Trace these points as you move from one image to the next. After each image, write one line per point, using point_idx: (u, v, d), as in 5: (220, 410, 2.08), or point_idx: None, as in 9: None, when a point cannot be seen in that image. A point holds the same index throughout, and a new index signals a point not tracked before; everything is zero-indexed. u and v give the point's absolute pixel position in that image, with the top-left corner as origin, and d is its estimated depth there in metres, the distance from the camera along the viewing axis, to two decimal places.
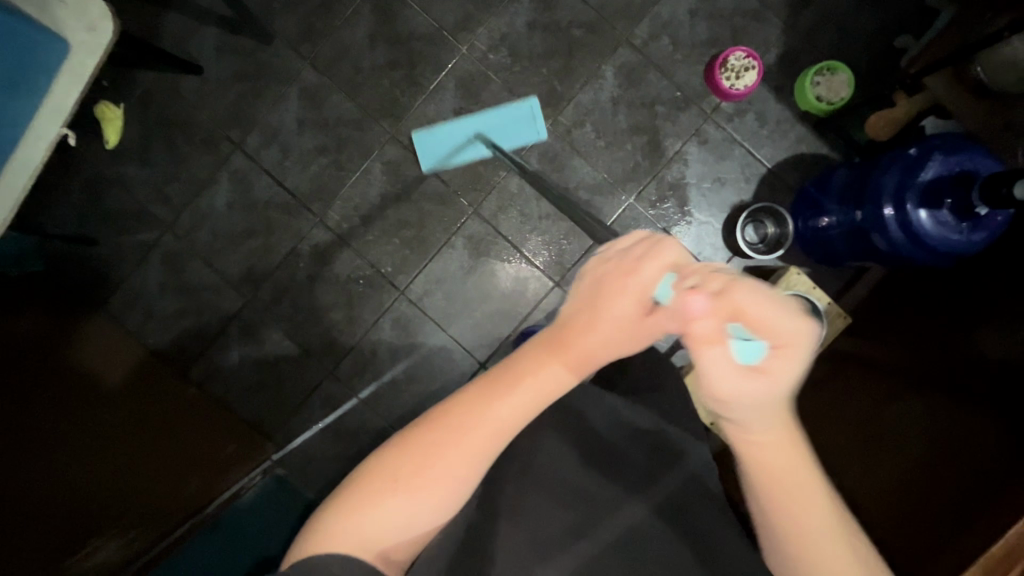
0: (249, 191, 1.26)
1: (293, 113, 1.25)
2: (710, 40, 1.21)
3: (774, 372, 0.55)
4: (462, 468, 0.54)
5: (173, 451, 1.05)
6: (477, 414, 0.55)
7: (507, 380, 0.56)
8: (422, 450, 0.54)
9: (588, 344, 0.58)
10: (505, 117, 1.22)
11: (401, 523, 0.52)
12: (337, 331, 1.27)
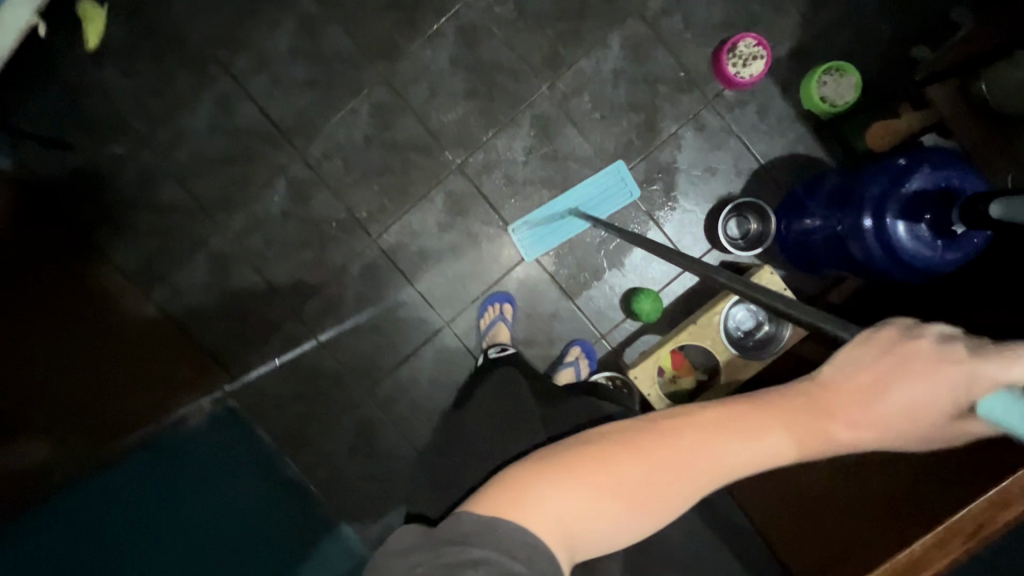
0: (232, 116, 1.22)
1: (285, 40, 1.21)
2: (723, 23, 1.16)
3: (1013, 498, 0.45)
4: (676, 497, 0.51)
5: (113, 368, 1.03)
6: (698, 448, 0.50)
7: (745, 424, 0.51)
8: (624, 458, 0.50)
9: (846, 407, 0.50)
10: (597, 186, 1.20)
11: (583, 524, 0.50)
12: (305, 271, 1.25)
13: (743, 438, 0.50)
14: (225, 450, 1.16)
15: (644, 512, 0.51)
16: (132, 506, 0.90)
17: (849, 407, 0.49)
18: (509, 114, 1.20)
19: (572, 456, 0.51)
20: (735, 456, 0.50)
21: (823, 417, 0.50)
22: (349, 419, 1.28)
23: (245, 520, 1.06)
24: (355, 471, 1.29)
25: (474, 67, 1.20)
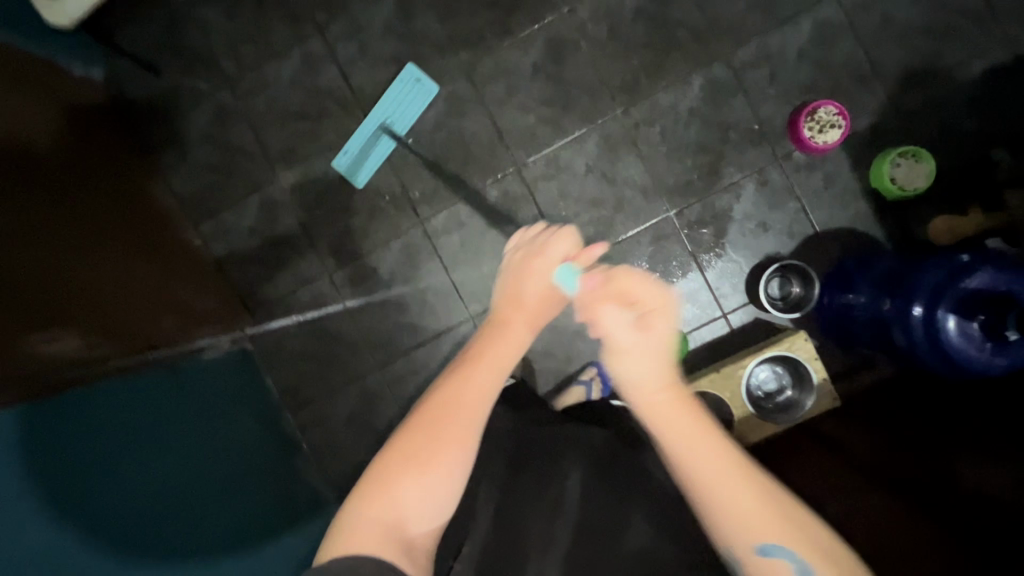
0: (314, 74, 1.26)
1: (382, 15, 1.25)
2: (808, 86, 1.17)
3: (651, 331, 0.65)
4: (451, 460, 0.64)
5: (144, 287, 1.06)
6: (446, 409, 0.64)
7: (462, 369, 0.67)
8: (420, 435, 0.64)
9: (517, 323, 0.72)
10: (395, 98, 1.23)
11: (410, 505, 0.62)
12: (348, 236, 1.27)
13: (484, 372, 0.67)
14: (228, 387, 1.17)
15: (452, 457, 0.64)
16: (133, 416, 0.91)
17: (543, 313, 0.73)
18: (578, 129, 1.22)
19: (380, 459, 0.64)
20: (482, 383, 0.67)
21: (516, 330, 0.71)
22: (356, 388, 1.29)
23: (232, 460, 1.07)
24: (350, 440, 1.29)
25: (554, 77, 1.22)
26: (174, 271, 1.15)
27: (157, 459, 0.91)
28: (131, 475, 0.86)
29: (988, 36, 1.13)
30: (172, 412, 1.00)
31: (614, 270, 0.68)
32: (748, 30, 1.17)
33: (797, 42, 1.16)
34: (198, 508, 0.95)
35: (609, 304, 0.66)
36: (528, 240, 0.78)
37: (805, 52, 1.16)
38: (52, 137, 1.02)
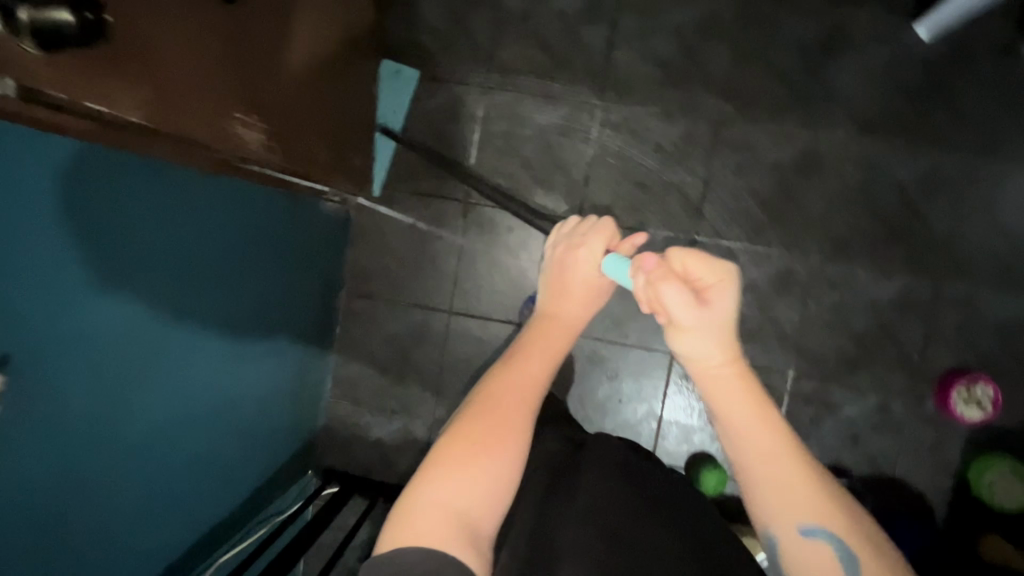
0: (585, 23, 1.17)
1: (682, 15, 1.15)
2: (984, 357, 1.14)
3: (715, 299, 0.61)
4: (517, 438, 0.59)
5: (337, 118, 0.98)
6: (510, 386, 0.62)
7: (526, 349, 0.67)
8: (477, 418, 0.59)
9: (568, 313, 0.72)
10: (384, 93, 1.19)
11: (470, 495, 0.54)
12: (506, 185, 1.21)
13: (535, 359, 0.66)
14: (313, 236, 1.09)
15: (514, 440, 0.59)
16: (218, 228, 0.79)
17: (566, 303, 0.73)
18: (772, 245, 1.16)
19: (436, 452, 0.57)
20: (535, 368, 0.65)
21: (557, 334, 0.70)
22: (419, 316, 1.24)
23: (278, 312, 1.01)
24: (381, 357, 1.25)
25: (786, 186, 1.15)
26: (354, 108, 1.05)
27: (228, 276, 0.83)
28: (209, 288, 0.79)
29: None
30: (262, 239, 0.91)
31: (574, 232, 0.79)
32: (974, 272, 1.13)
33: (1003, 313, 1.13)
34: (239, 349, 0.90)
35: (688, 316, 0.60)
36: (569, 233, 0.79)
37: (1004, 327, 1.13)
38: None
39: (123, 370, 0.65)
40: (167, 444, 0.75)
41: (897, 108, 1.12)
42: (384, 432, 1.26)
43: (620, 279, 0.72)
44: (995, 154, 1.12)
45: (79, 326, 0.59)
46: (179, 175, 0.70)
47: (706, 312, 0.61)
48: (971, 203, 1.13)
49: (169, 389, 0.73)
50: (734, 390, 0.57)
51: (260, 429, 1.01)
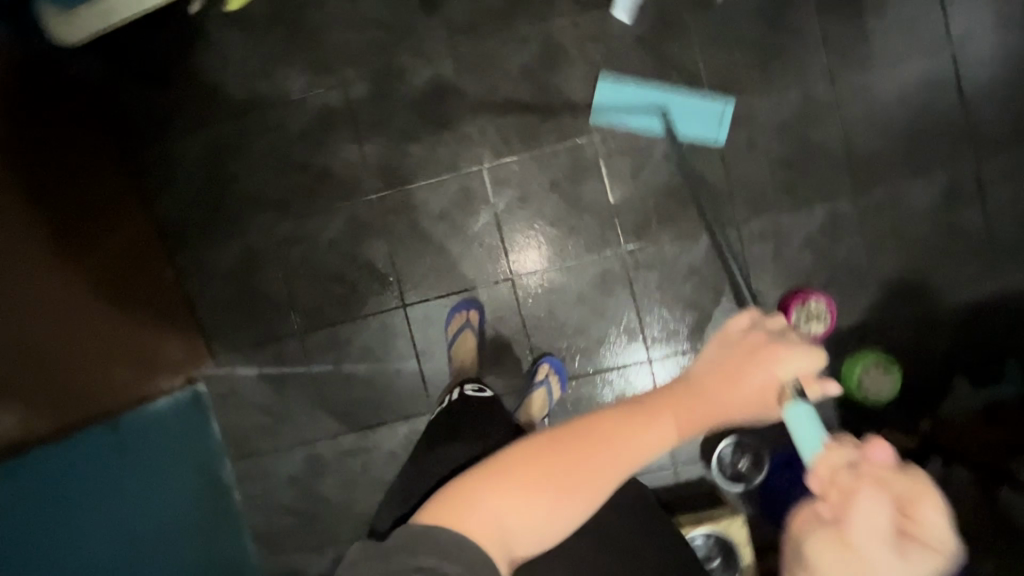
0: (330, 132, 1.22)
1: (411, 89, 1.20)
2: (807, 272, 1.19)
3: (880, 474, 0.43)
4: (610, 471, 0.52)
5: (84, 365, 0.95)
6: (626, 434, 0.52)
7: (641, 416, 0.52)
8: (552, 463, 0.51)
9: (732, 399, 0.52)
10: (694, 108, 1.16)
11: (521, 527, 0.51)
12: (329, 302, 1.25)
13: (648, 434, 0.52)
14: (152, 451, 1.07)
15: (585, 497, 0.51)
16: (55, 490, 0.87)
17: (715, 383, 0.53)
18: (581, 255, 1.21)
19: (496, 464, 0.53)
20: (643, 445, 0.52)
21: (699, 409, 0.53)
22: (304, 450, 1.28)
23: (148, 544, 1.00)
24: (287, 501, 1.29)
25: (568, 198, 1.20)
26: (153, 311, 1.14)
27: (87, 523, 0.91)
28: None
29: (981, 271, 1.17)
30: (111, 471, 0.98)
31: (753, 323, 0.56)
32: (766, 203, 1.18)
33: (806, 228, 1.18)
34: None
35: (749, 365, 0.53)
36: (742, 325, 0.56)
37: (813, 239, 1.18)
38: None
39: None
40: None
41: (629, 93, 1.18)
42: (321, 570, 1.29)
43: (800, 434, 0.50)
44: (732, 93, 1.17)
45: None
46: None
47: (899, 553, 0.40)
48: (733, 147, 1.18)
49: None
50: (757, 385, 0.52)
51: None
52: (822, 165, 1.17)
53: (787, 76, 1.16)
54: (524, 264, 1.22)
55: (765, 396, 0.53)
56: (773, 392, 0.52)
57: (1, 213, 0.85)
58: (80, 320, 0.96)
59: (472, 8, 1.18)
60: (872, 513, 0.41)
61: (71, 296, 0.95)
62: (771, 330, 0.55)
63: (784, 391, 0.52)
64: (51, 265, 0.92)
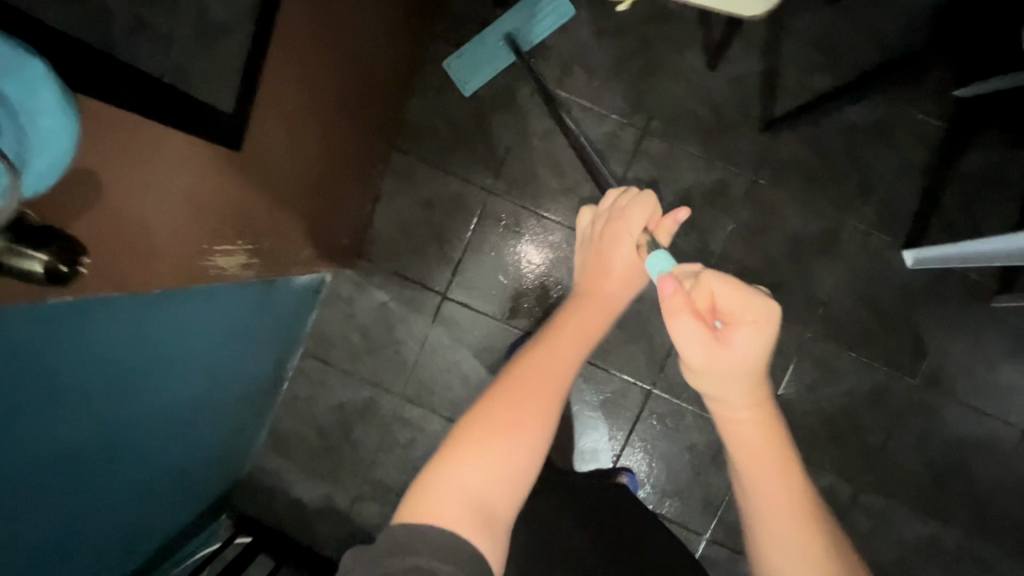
0: (599, 158, 1.18)
1: (694, 178, 1.17)
2: (884, 570, 1.19)
3: (736, 318, 0.59)
4: (552, 412, 0.59)
5: (300, 228, 0.89)
6: (557, 363, 0.62)
7: (559, 328, 0.66)
8: (511, 398, 0.58)
9: (605, 286, 0.71)
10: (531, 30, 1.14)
11: (486, 476, 0.54)
12: (486, 289, 1.23)
13: (568, 338, 0.64)
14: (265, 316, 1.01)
15: (535, 427, 0.57)
16: (200, 322, 0.80)
17: (603, 278, 0.72)
18: None
19: (463, 428, 0.56)
20: (567, 350, 0.63)
21: (595, 305, 0.69)
22: (368, 392, 1.25)
23: (208, 409, 0.96)
24: (322, 421, 1.26)
25: None
26: (352, 199, 1.08)
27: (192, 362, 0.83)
28: (89, 428, 0.67)
29: None
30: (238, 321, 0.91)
31: (614, 205, 0.76)
32: (895, 491, 1.18)
33: (910, 536, 1.18)
34: (119, 469, 0.79)
35: (614, 253, 0.73)
36: (606, 209, 0.77)
37: (909, 548, 1.18)
38: (343, 29, 0.79)
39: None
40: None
41: (865, 324, 1.17)
42: (305, 494, 1.27)
43: (657, 273, 0.67)
44: (942, 389, 1.16)
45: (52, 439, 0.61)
46: (72, 315, 0.55)
47: (747, 336, 0.58)
48: (907, 427, 1.17)
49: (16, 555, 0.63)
50: (624, 265, 0.72)
51: (155, 518, 0.98)
52: (962, 496, 1.18)
53: (993, 407, 1.17)
54: (668, 387, 1.21)
55: (633, 279, 0.72)
56: (633, 271, 0.72)
57: (328, 58, 0.78)
58: (316, 186, 0.90)
59: (796, 155, 1.15)
60: (723, 286, 0.60)
61: (323, 160, 0.89)
62: (616, 204, 0.76)
63: (639, 266, 0.71)
64: (330, 125, 0.86)
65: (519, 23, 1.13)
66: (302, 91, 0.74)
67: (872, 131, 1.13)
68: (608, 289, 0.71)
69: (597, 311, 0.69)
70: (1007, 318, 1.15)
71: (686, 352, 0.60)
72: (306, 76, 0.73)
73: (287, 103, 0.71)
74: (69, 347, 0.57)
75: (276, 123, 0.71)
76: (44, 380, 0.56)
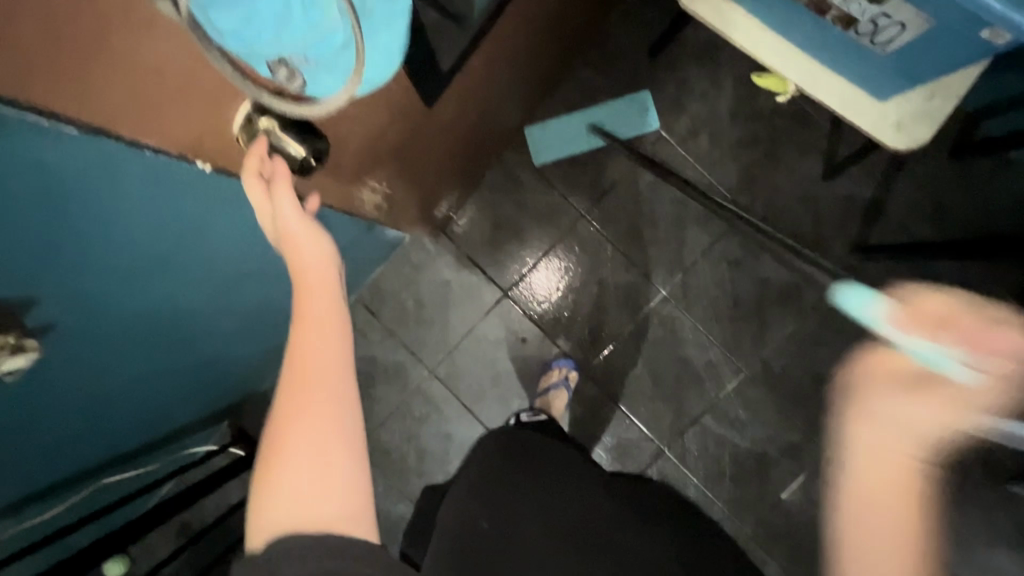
0: (692, 221, 1.22)
1: (774, 270, 1.21)
2: None
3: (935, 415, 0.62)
4: (322, 423, 0.48)
5: (417, 187, 0.94)
6: (313, 363, 0.49)
7: (307, 316, 0.50)
8: (293, 409, 0.48)
9: (298, 244, 0.51)
10: (617, 110, 1.21)
11: (300, 508, 0.47)
12: (545, 302, 1.26)
13: (321, 340, 0.50)
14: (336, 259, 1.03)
15: (334, 440, 0.48)
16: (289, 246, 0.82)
17: (289, 236, 0.51)
18: (719, 500, 1.22)
19: (276, 447, 0.48)
20: (323, 348, 0.50)
21: (315, 282, 0.51)
22: (401, 356, 1.27)
23: (256, 321, 0.99)
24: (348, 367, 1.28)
25: (762, 458, 1.21)
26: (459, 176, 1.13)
27: (264, 280, 0.85)
28: (184, 302, 0.70)
29: None
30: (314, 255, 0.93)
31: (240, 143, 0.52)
32: None
33: None
34: (163, 358, 0.79)
35: (271, 200, 0.51)
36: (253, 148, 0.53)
37: None
38: (529, 20, 0.85)
39: (47, 368, 0.57)
40: (44, 431, 0.69)
41: None
42: None
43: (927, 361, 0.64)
44: None
45: (141, 306, 0.62)
46: (205, 199, 0.56)
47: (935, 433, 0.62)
48: None
49: (76, 384, 0.65)
50: (288, 218, 0.51)
51: (185, 402, 1.03)
52: None
53: None
54: (681, 454, 1.23)
55: (307, 237, 0.51)
56: (306, 242, 0.51)
57: (504, 47, 0.83)
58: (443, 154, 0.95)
59: (873, 285, 1.19)
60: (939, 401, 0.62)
61: (458, 134, 0.94)
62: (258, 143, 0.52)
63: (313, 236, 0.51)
64: (478, 104, 0.92)
65: (607, 118, 1.21)
66: (478, 70, 0.79)
67: (951, 288, 1.18)
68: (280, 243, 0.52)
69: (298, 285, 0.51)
70: None
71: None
72: (485, 58, 0.79)
73: (465, 76, 0.76)
74: (215, 223, 0.61)
75: (450, 92, 0.76)
76: (181, 248, 0.59)
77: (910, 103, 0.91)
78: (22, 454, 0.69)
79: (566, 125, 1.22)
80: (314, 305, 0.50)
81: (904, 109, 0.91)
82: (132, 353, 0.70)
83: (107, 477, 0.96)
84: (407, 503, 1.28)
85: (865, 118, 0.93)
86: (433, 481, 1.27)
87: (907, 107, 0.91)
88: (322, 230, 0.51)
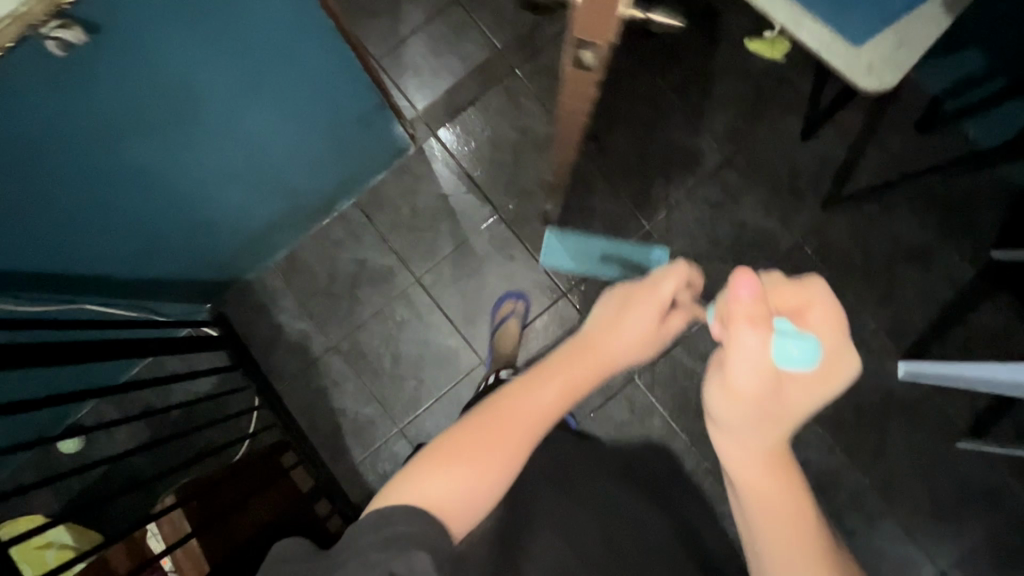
0: (681, 164, 1.31)
1: (751, 218, 1.29)
2: None
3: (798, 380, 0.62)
4: (505, 460, 0.64)
5: None
6: (523, 396, 0.68)
7: (545, 373, 0.70)
8: (484, 421, 0.65)
9: (613, 347, 0.74)
10: (629, 251, 1.30)
11: (447, 485, 0.61)
12: (536, 225, 1.31)
13: (552, 391, 0.69)
14: (331, 122, 1.05)
15: (500, 458, 0.64)
16: (285, 62, 0.84)
17: (605, 341, 0.74)
18: (683, 431, 1.25)
19: (450, 442, 0.64)
20: (552, 397, 0.68)
21: (591, 360, 0.72)
22: (392, 262, 1.31)
23: (246, 172, 1.00)
24: (339, 267, 1.31)
25: None
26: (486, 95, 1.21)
27: (256, 101, 0.87)
28: (174, 81, 0.72)
29: None
30: (310, 97, 0.95)
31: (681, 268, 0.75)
32: None
33: None
34: (143, 161, 0.81)
35: (618, 330, 0.75)
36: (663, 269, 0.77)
37: None
38: None
39: (57, 72, 0.60)
40: (32, 175, 0.71)
41: (841, 410, 1.25)
42: (287, 324, 1.30)
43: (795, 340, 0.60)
44: (884, 500, 1.22)
45: (136, 58, 0.65)
46: None
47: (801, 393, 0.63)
48: (842, 516, 1.22)
49: (75, 124, 0.68)
50: (632, 327, 0.74)
51: (167, 250, 1.03)
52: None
53: (927, 535, 1.20)
54: (652, 383, 1.26)
55: (637, 353, 0.76)
56: (632, 334, 0.74)
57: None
58: None
59: (841, 241, 1.28)
60: (748, 350, 0.60)
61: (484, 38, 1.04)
62: (660, 274, 0.76)
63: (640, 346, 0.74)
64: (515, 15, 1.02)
65: (618, 251, 1.29)
66: None
67: (912, 251, 1.27)
68: (598, 333, 0.75)
69: (584, 371, 0.71)
70: (970, 465, 1.21)
71: (738, 360, 0.61)
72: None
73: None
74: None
75: None
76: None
77: (881, 48, 1.01)
78: (9, 199, 0.71)
79: (575, 250, 1.30)
80: (554, 369, 0.71)
81: (877, 51, 1.01)
82: (113, 130, 0.73)
83: (80, 298, 0.95)
84: (378, 406, 1.28)
85: (843, 59, 1.02)
86: (407, 386, 1.28)
87: (878, 50, 1.01)
88: (642, 340, 0.75)
